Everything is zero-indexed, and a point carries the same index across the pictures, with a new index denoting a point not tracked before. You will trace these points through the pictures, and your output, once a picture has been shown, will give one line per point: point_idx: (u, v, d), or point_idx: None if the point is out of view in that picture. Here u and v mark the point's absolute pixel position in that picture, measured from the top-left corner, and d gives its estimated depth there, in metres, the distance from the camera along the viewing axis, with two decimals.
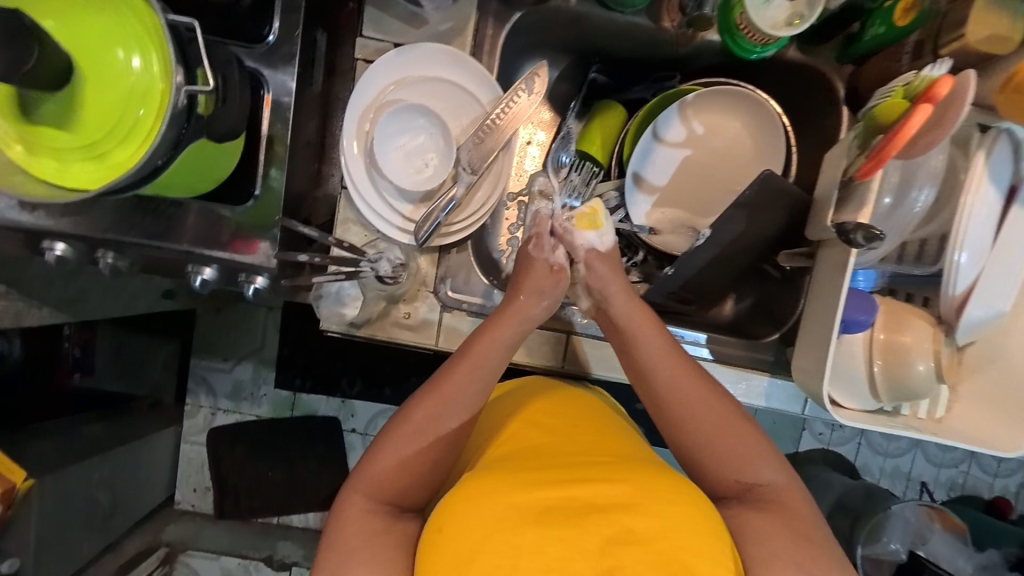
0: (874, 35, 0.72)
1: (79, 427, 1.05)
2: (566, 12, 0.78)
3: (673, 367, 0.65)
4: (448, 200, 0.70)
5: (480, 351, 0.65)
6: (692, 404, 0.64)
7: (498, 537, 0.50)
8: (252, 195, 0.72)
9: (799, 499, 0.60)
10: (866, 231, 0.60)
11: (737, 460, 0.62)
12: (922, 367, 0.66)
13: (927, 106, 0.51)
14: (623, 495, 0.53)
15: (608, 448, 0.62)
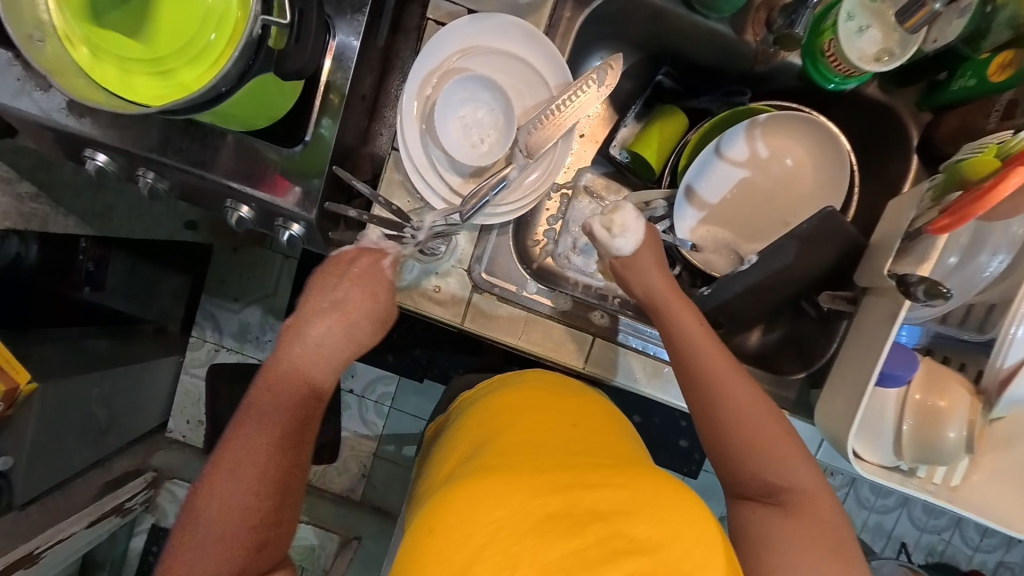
0: (963, 86, 0.69)
1: (84, 339, 1.03)
2: (648, 7, 0.75)
3: (709, 367, 0.63)
4: (499, 180, 0.68)
5: (266, 384, 0.63)
6: (722, 413, 0.62)
7: (496, 541, 0.48)
8: (302, 140, 0.70)
9: (828, 510, 0.59)
10: (929, 286, 0.57)
11: (772, 462, 0.60)
12: (954, 435, 0.63)
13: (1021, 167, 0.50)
14: (624, 502, 0.51)
15: (609, 452, 0.59)
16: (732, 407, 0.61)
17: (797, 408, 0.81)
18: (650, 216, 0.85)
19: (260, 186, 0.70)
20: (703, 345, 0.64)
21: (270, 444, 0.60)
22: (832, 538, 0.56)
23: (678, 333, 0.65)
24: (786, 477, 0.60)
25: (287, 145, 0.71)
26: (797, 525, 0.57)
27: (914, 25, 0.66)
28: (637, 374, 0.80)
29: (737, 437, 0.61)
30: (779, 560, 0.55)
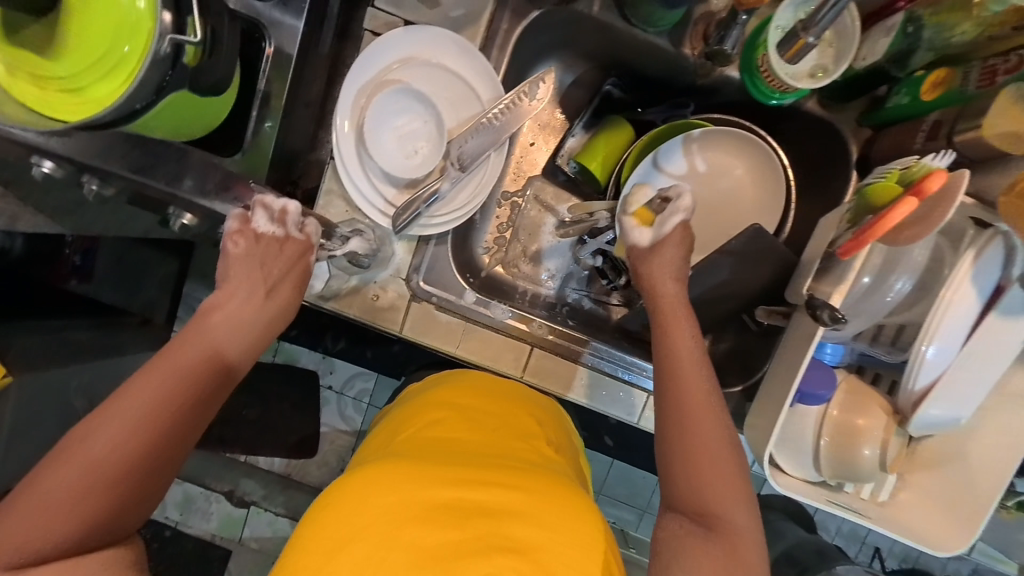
0: (897, 103, 0.70)
1: (65, 330, 0.95)
2: (589, 19, 0.75)
3: (694, 385, 0.62)
4: (430, 193, 0.69)
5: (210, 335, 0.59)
6: (689, 425, 0.60)
7: (388, 522, 0.51)
8: (242, 147, 0.73)
9: (753, 548, 0.57)
10: (833, 311, 0.60)
11: (716, 488, 0.58)
12: (868, 453, 0.64)
13: (913, 200, 0.49)
14: (515, 503, 0.54)
15: (521, 454, 0.61)
16: (701, 425, 0.60)
17: (734, 420, 0.81)
18: (594, 227, 0.84)
19: (203, 192, 0.71)
20: (693, 358, 0.63)
21: (172, 403, 0.53)
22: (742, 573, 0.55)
23: (670, 342, 0.65)
24: (725, 508, 0.58)
25: (227, 152, 0.73)
26: (717, 547, 0.56)
27: (794, 57, 0.66)
28: (573, 383, 0.81)
29: (699, 456, 0.59)
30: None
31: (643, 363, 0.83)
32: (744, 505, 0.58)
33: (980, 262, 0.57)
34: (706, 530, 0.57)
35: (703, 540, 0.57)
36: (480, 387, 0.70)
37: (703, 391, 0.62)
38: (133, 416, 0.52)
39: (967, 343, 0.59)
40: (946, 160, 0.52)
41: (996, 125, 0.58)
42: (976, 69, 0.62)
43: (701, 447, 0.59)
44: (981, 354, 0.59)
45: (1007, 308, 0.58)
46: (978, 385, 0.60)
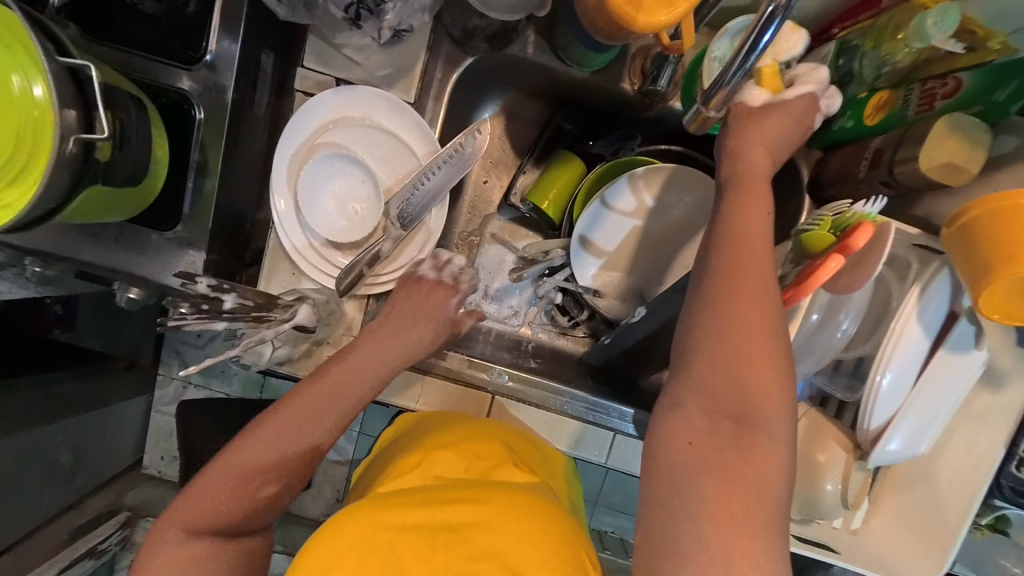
0: (842, 126, 0.68)
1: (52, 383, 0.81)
2: (524, 60, 0.73)
3: (754, 255, 0.51)
4: (372, 254, 0.68)
5: (310, 403, 0.60)
6: (739, 295, 0.49)
7: (358, 553, 0.51)
8: (181, 217, 0.72)
9: (777, 455, 0.46)
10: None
11: (753, 373, 0.48)
12: (829, 488, 0.64)
13: (841, 254, 0.48)
14: (479, 515, 0.53)
15: (489, 473, 0.62)
16: (746, 313, 0.49)
17: None
18: (551, 265, 0.85)
19: (149, 266, 0.73)
20: (754, 227, 0.52)
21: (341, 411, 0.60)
22: (764, 496, 0.45)
23: (731, 215, 0.53)
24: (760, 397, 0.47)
25: (167, 225, 0.72)
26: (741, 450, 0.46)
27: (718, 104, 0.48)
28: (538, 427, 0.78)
29: (741, 341, 0.48)
30: (687, 495, 0.45)
31: (620, 406, 0.80)
32: (780, 409, 0.47)
33: (925, 297, 0.56)
34: (731, 430, 0.47)
35: (722, 440, 0.47)
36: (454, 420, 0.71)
37: (750, 276, 0.50)
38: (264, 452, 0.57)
39: (920, 381, 0.57)
40: (880, 206, 0.52)
41: (930, 159, 0.56)
42: (916, 92, 0.60)
43: (733, 352, 0.48)
44: (936, 391, 0.58)
45: (956, 343, 0.57)
46: (933, 422, 0.58)
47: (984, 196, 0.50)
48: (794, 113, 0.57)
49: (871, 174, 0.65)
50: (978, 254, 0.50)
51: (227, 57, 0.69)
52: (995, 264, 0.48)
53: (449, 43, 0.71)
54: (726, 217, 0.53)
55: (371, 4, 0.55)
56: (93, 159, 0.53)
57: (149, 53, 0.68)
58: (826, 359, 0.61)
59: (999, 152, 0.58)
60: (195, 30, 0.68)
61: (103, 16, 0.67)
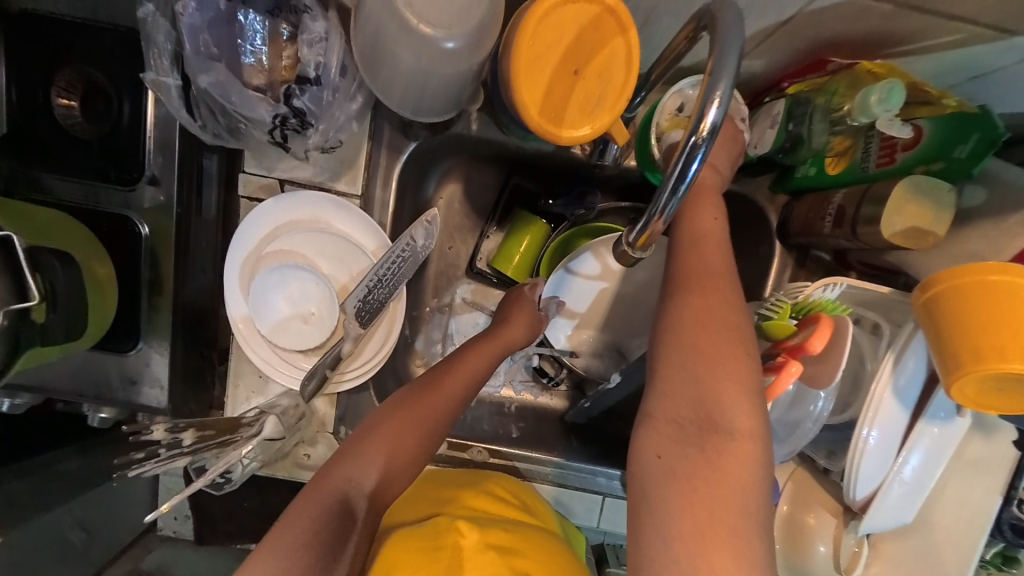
0: (805, 174, 0.64)
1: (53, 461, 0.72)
2: (470, 136, 0.70)
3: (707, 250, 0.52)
4: (333, 356, 0.67)
5: (426, 403, 0.61)
6: (689, 298, 0.50)
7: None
8: (140, 334, 0.71)
9: (748, 460, 0.44)
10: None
11: (708, 382, 0.46)
12: (820, 556, 0.62)
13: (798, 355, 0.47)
14: (513, 543, 0.57)
15: (510, 513, 0.65)
16: (694, 306, 0.49)
17: None
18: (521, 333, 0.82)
19: (121, 390, 0.72)
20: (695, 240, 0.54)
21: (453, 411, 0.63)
22: (725, 500, 0.43)
23: (687, 221, 0.55)
24: (720, 403, 0.45)
25: (127, 346, 0.71)
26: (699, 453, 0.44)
27: (646, 242, 0.48)
28: None
29: (696, 340, 0.47)
30: (654, 503, 0.44)
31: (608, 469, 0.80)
32: (744, 407, 0.45)
33: (901, 370, 0.52)
34: (696, 435, 0.45)
35: (687, 446, 0.45)
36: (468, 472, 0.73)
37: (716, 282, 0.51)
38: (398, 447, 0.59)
39: (903, 451, 0.55)
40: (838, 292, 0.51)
41: (892, 225, 0.54)
42: (876, 140, 0.56)
43: (711, 355, 0.47)
44: (919, 458, 0.55)
45: (935, 413, 0.54)
46: (919, 488, 0.56)
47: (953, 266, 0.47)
48: (728, 132, 0.59)
49: (836, 230, 0.62)
50: (947, 337, 0.46)
51: (167, 174, 0.68)
52: (961, 357, 0.45)
53: (390, 128, 0.68)
54: (684, 221, 0.55)
55: (296, 124, 0.55)
56: (28, 321, 0.52)
57: (86, 176, 0.67)
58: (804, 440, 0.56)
59: (967, 205, 0.55)
60: (131, 149, 0.67)
61: (37, 145, 0.66)
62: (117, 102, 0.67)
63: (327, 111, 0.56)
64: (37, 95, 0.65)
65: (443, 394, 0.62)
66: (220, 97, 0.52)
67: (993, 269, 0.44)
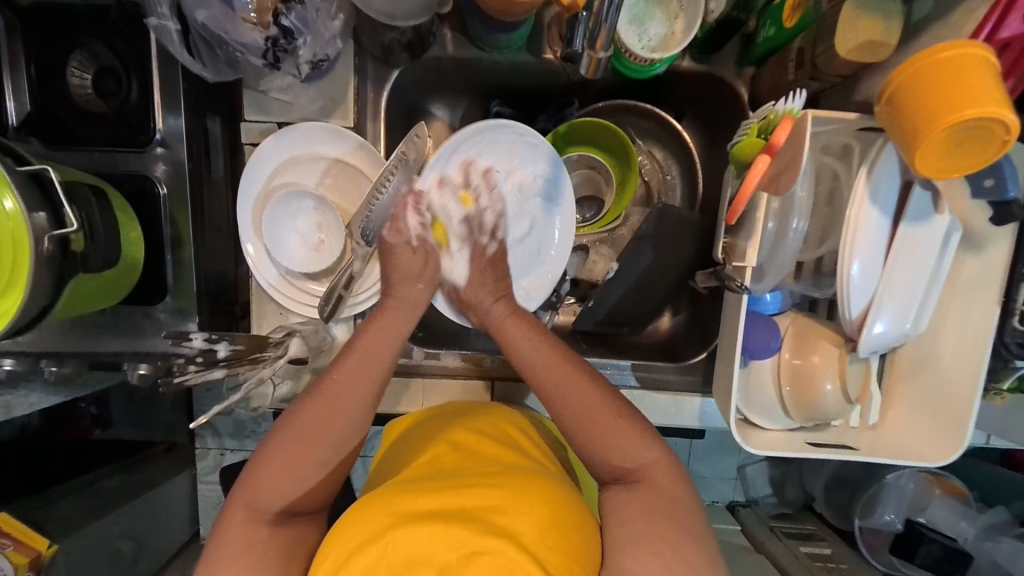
0: (766, 37, 0.67)
1: (95, 483, 1.03)
2: (448, 61, 0.77)
3: (548, 377, 0.62)
4: (346, 275, 0.72)
5: (311, 412, 0.59)
6: (563, 404, 0.61)
7: (370, 545, 0.48)
8: (169, 285, 0.77)
9: (673, 473, 0.58)
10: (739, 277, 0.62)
11: (616, 448, 0.59)
12: (830, 389, 0.64)
13: (766, 157, 0.49)
14: (495, 497, 0.51)
15: (495, 458, 0.59)
16: (579, 417, 0.60)
17: (708, 387, 0.82)
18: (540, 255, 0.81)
19: (157, 341, 0.77)
20: (544, 354, 0.64)
21: (343, 409, 0.60)
22: (674, 511, 0.56)
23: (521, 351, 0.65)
24: (637, 458, 0.58)
25: (156, 299, 0.77)
26: (641, 495, 0.57)
27: (602, 45, 0.64)
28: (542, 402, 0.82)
29: (588, 426, 0.60)
30: (622, 529, 0.55)
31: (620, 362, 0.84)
32: (642, 447, 0.59)
33: (875, 178, 0.55)
34: (624, 483, 0.59)
35: (635, 498, 0.57)
36: (451, 419, 0.67)
37: (542, 348, 0.64)
38: (306, 460, 0.58)
39: (889, 259, 0.57)
40: (801, 100, 0.51)
41: (846, 41, 0.58)
42: None
43: (562, 387, 0.61)
44: (908, 265, 0.57)
45: (915, 214, 0.56)
46: (912, 295, 0.58)
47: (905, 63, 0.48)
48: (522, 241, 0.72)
49: (799, 75, 0.66)
50: (906, 114, 0.47)
51: (175, 134, 0.73)
52: (919, 122, 0.46)
53: (372, 62, 0.75)
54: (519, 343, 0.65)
55: (285, 45, 0.60)
56: (69, 254, 0.58)
57: (102, 144, 0.73)
58: (788, 266, 0.61)
59: (917, 18, 0.57)
60: (141, 116, 0.73)
61: (61, 123, 0.73)
62: (126, 83, 0.73)
63: (312, 27, 0.61)
64: (55, 77, 0.72)
65: (345, 407, 0.60)
66: (217, 29, 0.59)
67: (939, 48, 0.45)
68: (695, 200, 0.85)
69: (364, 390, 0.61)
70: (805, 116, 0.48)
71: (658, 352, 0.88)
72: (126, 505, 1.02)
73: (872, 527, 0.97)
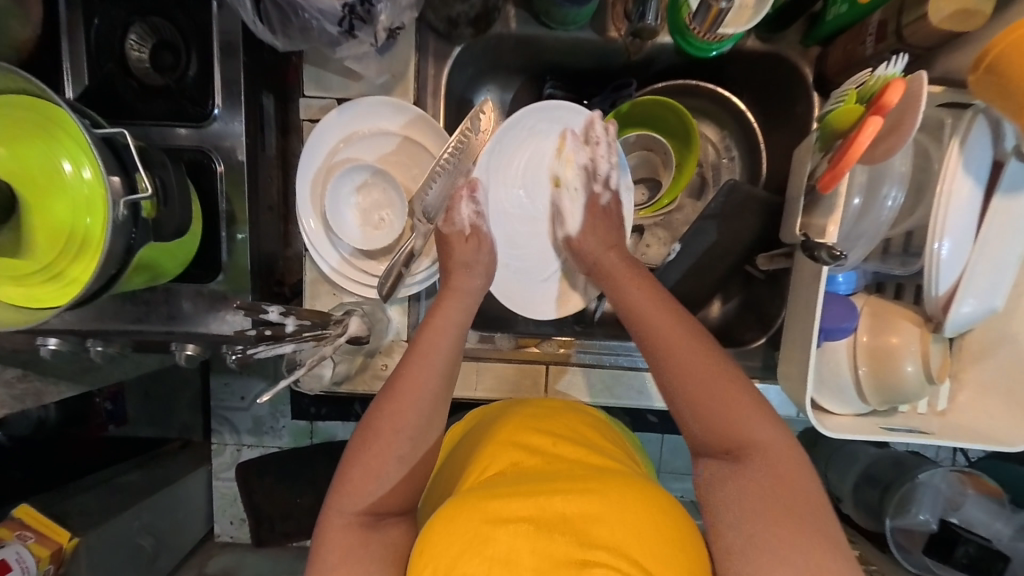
0: (836, 14, 0.68)
1: (115, 477, 1.04)
2: (510, 37, 0.77)
3: (664, 320, 0.62)
4: (408, 253, 0.69)
5: (398, 403, 0.58)
6: (673, 379, 0.59)
7: (467, 556, 0.45)
8: (222, 263, 0.75)
9: (792, 463, 0.53)
10: (830, 247, 0.60)
11: (731, 415, 0.56)
12: (911, 369, 0.64)
13: (878, 118, 0.50)
14: (594, 506, 0.47)
15: (574, 465, 0.56)
16: (701, 368, 0.58)
17: (767, 373, 0.81)
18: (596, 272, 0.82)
19: (201, 320, 0.76)
20: (654, 306, 0.63)
21: (420, 403, 0.58)
22: (795, 505, 0.50)
23: (619, 295, 0.67)
24: (747, 431, 0.55)
25: (209, 277, 0.75)
26: (748, 477, 0.53)
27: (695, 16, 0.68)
28: (595, 387, 0.80)
29: (716, 398, 0.57)
30: (739, 530, 0.51)
31: None
32: (759, 428, 0.55)
33: (968, 148, 0.57)
34: (730, 460, 0.55)
35: (748, 484, 0.53)
36: (513, 419, 0.64)
37: (650, 298, 0.64)
38: (397, 456, 0.57)
39: (980, 234, 0.59)
40: (902, 65, 0.55)
41: (937, 11, 0.57)
42: None
43: (684, 349, 0.59)
44: (998, 240, 0.59)
45: (1009, 185, 0.58)
46: (1002, 269, 0.60)
47: (1004, 31, 0.51)
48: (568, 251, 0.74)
49: (879, 48, 0.66)
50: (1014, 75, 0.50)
51: (232, 108, 0.72)
52: None
53: (434, 39, 0.75)
54: (621, 296, 0.67)
55: (363, 12, 0.62)
56: (141, 222, 0.56)
57: (161, 117, 0.72)
58: (879, 238, 0.63)
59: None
60: (200, 90, 0.72)
61: (117, 96, 0.72)
62: (185, 56, 0.72)
63: None
64: (112, 49, 0.71)
65: (417, 395, 0.58)
66: None
67: None
68: (756, 175, 0.86)
69: (433, 380, 0.60)
70: (919, 75, 0.49)
71: (711, 337, 0.87)
72: (145, 500, 1.01)
73: (906, 527, 0.93)
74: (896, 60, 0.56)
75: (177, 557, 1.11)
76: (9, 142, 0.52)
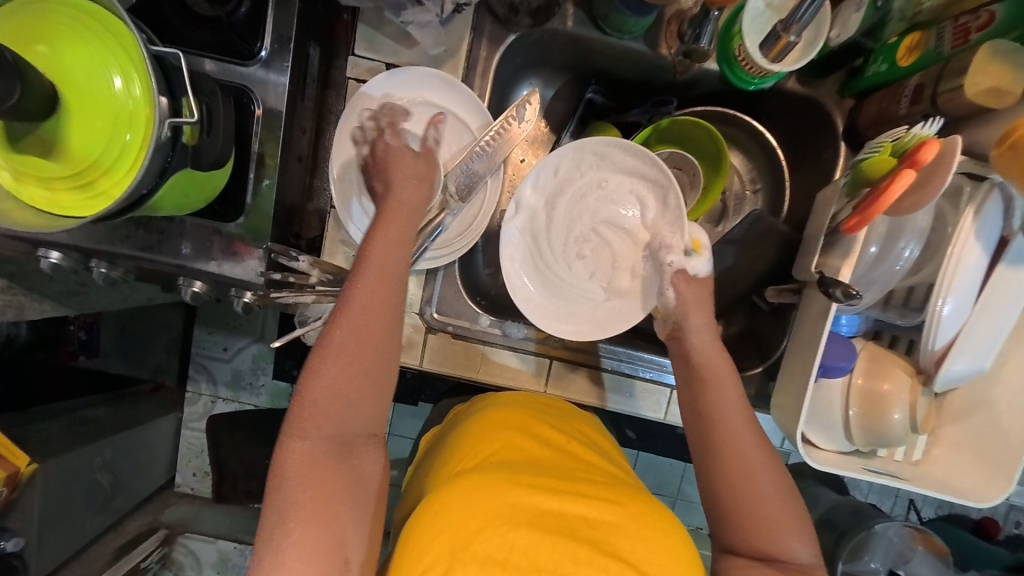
0: (875, 71, 0.72)
1: (81, 410, 0.99)
2: (564, 34, 0.78)
3: (744, 434, 0.63)
4: (435, 226, 0.71)
5: (348, 333, 0.56)
6: (734, 485, 0.62)
7: (491, 533, 0.48)
8: (244, 208, 0.73)
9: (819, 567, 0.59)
10: (845, 287, 0.62)
11: (767, 528, 0.60)
12: (898, 416, 0.66)
13: (911, 171, 0.52)
14: (613, 515, 0.52)
15: (587, 463, 0.60)
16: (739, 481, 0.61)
17: (758, 401, 0.83)
18: None
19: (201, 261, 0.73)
20: (738, 422, 0.63)
21: (373, 328, 0.57)
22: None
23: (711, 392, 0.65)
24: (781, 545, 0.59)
25: (230, 218, 0.73)
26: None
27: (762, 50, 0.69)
28: (595, 389, 0.81)
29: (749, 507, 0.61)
30: None
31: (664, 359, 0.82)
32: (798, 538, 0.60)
33: (982, 216, 0.60)
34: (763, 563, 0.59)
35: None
36: (529, 406, 0.67)
37: (740, 410, 0.64)
38: (351, 384, 0.56)
39: (981, 297, 0.62)
40: (936, 127, 0.58)
41: (975, 85, 0.60)
42: (949, 28, 0.63)
43: (738, 465, 0.62)
44: (996, 306, 0.62)
45: (1014, 257, 0.61)
46: (997, 335, 0.63)
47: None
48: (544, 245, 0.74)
49: (913, 109, 0.68)
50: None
51: (279, 53, 0.72)
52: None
53: (491, 22, 0.75)
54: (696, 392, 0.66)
55: None
56: (180, 147, 0.56)
57: (206, 46, 0.71)
58: (890, 287, 0.65)
59: None
60: (249, 28, 0.71)
61: (163, 18, 0.70)
62: None
63: None
64: None
65: (367, 320, 0.57)
66: None
67: None
68: (778, 209, 0.89)
69: (386, 305, 0.58)
70: (955, 138, 0.51)
71: None
72: (112, 437, 0.96)
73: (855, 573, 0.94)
74: (930, 121, 0.58)
75: (132, 501, 1.09)
76: (57, 45, 0.51)
